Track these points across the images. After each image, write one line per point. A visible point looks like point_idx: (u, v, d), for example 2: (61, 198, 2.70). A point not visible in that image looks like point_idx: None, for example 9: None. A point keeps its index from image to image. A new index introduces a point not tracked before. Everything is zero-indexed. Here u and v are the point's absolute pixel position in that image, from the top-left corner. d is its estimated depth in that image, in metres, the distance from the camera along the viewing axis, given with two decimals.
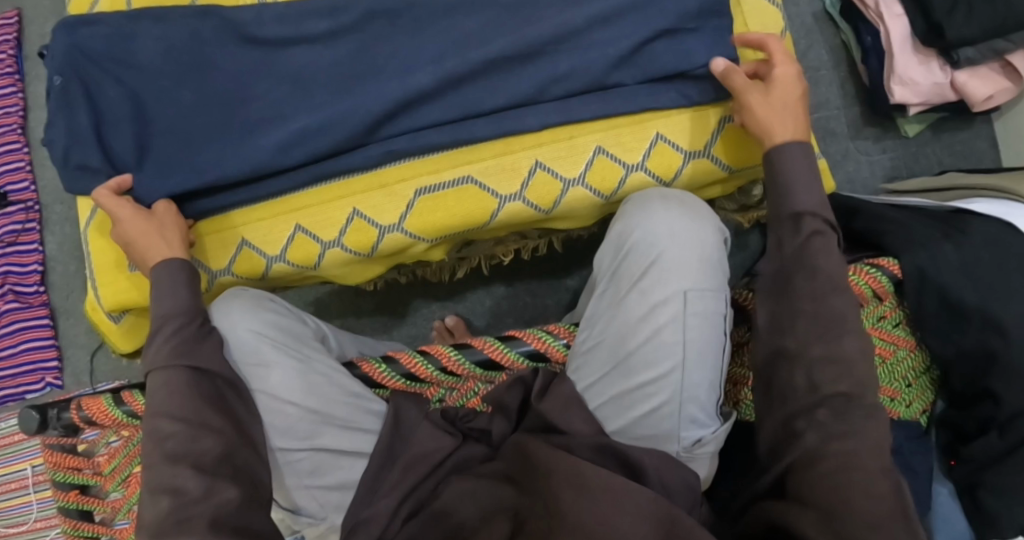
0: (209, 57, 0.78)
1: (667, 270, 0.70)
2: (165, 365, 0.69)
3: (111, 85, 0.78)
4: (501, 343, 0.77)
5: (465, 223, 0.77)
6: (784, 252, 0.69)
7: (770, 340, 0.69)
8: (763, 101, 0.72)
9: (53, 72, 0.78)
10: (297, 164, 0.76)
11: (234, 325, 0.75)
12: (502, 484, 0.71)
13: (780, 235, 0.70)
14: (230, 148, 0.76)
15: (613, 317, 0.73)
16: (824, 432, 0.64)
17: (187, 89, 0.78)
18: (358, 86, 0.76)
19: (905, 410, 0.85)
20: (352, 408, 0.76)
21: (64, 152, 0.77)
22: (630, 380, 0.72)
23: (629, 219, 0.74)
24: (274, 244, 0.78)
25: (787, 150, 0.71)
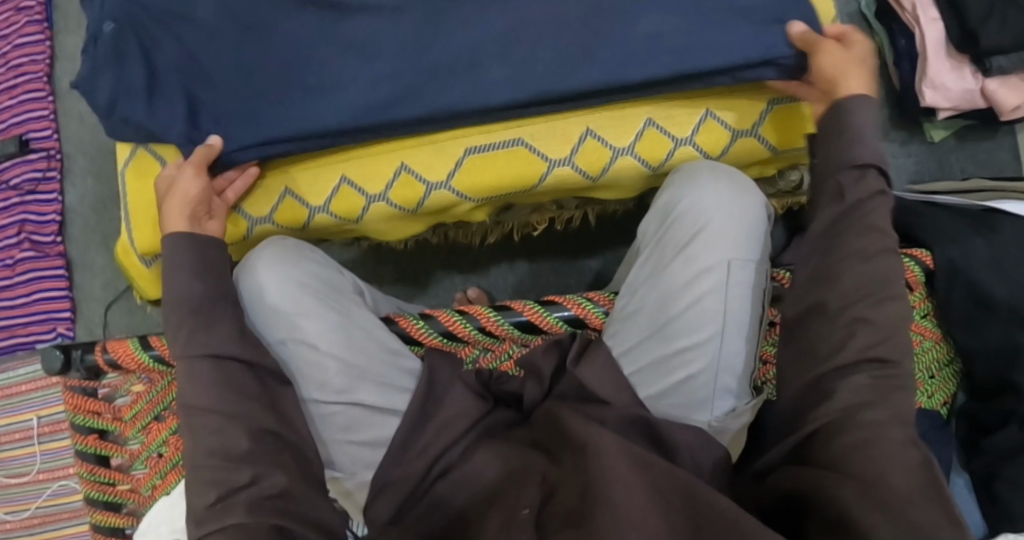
0: (269, 22, 0.76)
1: (712, 241, 0.71)
2: (190, 354, 0.68)
3: (166, 39, 0.76)
4: (541, 307, 0.78)
5: (513, 185, 0.78)
6: (842, 203, 0.69)
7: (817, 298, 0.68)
8: (839, 62, 0.72)
9: (103, 18, 0.75)
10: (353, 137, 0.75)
11: (274, 270, 0.74)
12: (534, 451, 0.71)
13: (839, 183, 0.70)
14: (289, 112, 0.75)
15: (655, 284, 0.73)
16: (870, 393, 0.62)
17: (243, 47, 0.76)
18: (418, 43, 0.74)
19: (927, 400, 0.86)
20: (387, 362, 0.76)
21: (110, 103, 0.75)
22: (669, 347, 0.72)
23: (675, 190, 0.75)
24: (318, 194, 0.79)
25: (859, 107, 0.71)
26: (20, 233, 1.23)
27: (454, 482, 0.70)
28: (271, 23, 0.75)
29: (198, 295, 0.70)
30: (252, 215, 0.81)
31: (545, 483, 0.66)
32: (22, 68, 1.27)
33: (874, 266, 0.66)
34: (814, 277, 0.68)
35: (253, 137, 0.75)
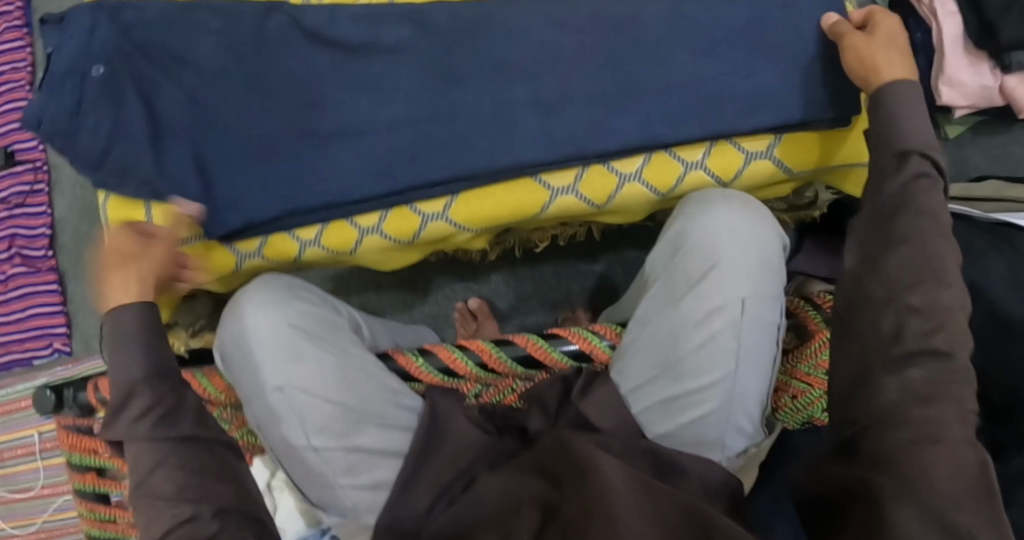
0: (278, 60, 0.77)
1: (726, 276, 0.68)
2: (145, 439, 0.63)
3: (167, 84, 0.77)
4: (544, 342, 0.76)
5: (514, 213, 0.76)
6: (885, 193, 0.65)
7: (855, 290, 0.65)
8: (868, 47, 0.70)
9: (92, 62, 0.76)
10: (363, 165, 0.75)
11: (269, 313, 0.72)
12: (535, 477, 0.66)
13: (881, 172, 0.66)
14: (304, 152, 0.76)
15: (665, 320, 0.71)
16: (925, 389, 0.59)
17: (253, 88, 0.76)
18: (432, 84, 0.76)
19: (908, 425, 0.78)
20: (389, 402, 0.74)
21: (103, 151, 0.76)
22: (680, 386, 0.70)
23: (687, 221, 0.72)
24: (309, 228, 0.78)
25: (897, 89, 0.68)
26: (11, 248, 1.21)
27: (454, 510, 0.68)
28: (268, 65, 0.77)
29: (153, 369, 0.65)
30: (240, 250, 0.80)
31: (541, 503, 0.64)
32: (2, 77, 1.22)
33: (920, 249, 0.62)
34: (848, 303, 0.65)
35: (258, 181, 0.76)
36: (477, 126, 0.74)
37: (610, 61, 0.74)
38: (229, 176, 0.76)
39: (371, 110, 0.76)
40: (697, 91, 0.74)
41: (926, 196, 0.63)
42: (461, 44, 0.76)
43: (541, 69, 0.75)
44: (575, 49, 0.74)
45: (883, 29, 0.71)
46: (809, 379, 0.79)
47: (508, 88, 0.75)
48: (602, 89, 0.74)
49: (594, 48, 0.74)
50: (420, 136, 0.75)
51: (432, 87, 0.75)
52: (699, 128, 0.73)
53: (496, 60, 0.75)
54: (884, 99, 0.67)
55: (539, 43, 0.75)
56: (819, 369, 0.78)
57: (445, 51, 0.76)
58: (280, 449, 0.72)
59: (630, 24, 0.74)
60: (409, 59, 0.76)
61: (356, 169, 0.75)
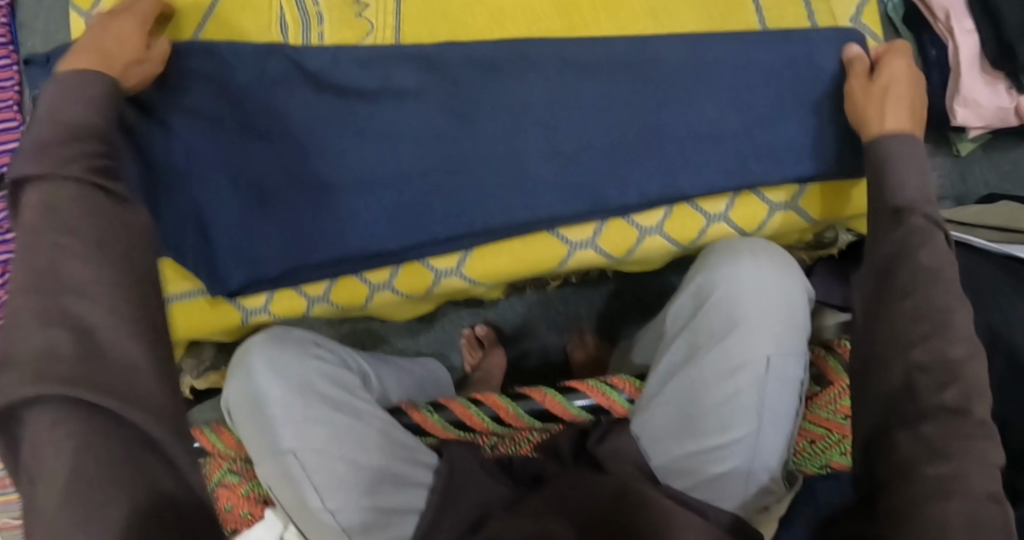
0: (279, 106, 0.72)
1: (749, 331, 0.67)
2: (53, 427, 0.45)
3: None
4: (560, 396, 0.76)
5: (532, 269, 0.75)
6: (884, 248, 0.66)
7: (865, 345, 0.64)
8: (864, 96, 0.71)
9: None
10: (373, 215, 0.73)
11: (281, 373, 0.70)
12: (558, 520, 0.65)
13: (880, 227, 0.67)
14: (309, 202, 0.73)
15: (685, 375, 0.69)
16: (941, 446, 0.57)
17: (252, 137, 0.72)
18: (440, 130, 0.73)
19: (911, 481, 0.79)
20: (402, 459, 0.72)
21: None
22: (701, 441, 0.69)
23: (709, 274, 0.71)
24: (317, 285, 0.76)
25: (889, 142, 0.68)
26: None
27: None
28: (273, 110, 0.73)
29: None
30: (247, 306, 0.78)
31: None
32: None
33: (926, 301, 0.62)
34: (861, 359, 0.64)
35: (265, 235, 0.73)
36: (491, 176, 0.73)
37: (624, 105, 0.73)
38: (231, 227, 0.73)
39: (375, 156, 0.73)
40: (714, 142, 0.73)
41: (928, 250, 0.63)
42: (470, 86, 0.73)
43: (554, 113, 0.73)
44: (589, 93, 0.73)
45: (891, 76, 0.71)
46: (829, 423, 0.78)
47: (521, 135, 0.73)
48: (616, 136, 0.73)
49: (606, 92, 0.73)
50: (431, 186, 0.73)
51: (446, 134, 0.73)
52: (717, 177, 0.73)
53: (509, 104, 0.73)
54: (882, 147, 0.68)
55: (548, 83, 0.73)
56: (838, 414, 0.78)
57: (453, 94, 0.73)
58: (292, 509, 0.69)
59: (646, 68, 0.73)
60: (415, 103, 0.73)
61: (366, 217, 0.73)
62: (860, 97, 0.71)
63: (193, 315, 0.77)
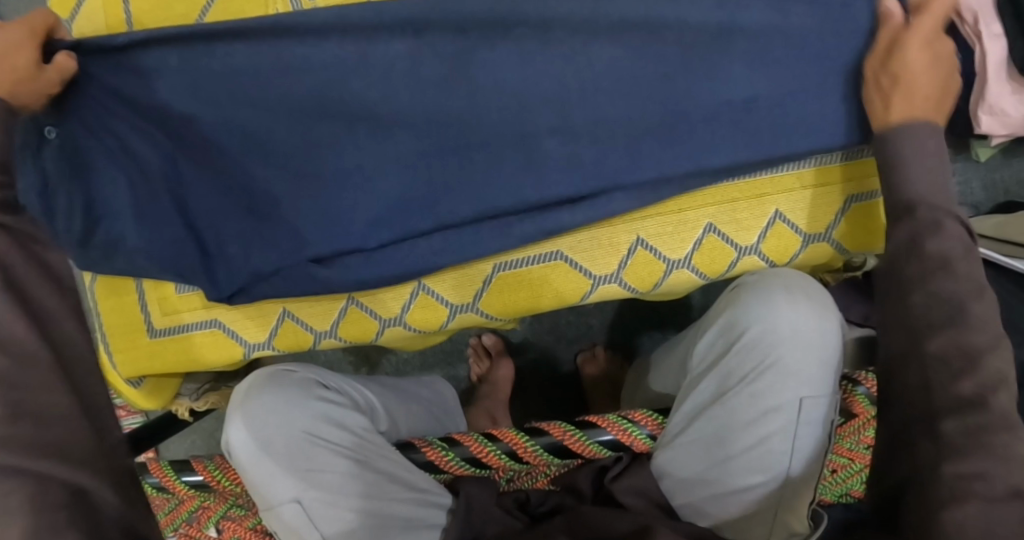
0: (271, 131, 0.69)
1: (776, 377, 0.65)
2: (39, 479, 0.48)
3: (143, 147, 0.70)
4: (580, 432, 0.72)
5: (552, 303, 0.71)
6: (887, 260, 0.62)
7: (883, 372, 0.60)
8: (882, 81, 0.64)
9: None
10: (377, 245, 0.69)
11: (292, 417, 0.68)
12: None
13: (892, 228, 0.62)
14: (309, 224, 0.69)
15: (708, 420, 0.67)
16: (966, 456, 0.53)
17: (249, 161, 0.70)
18: (445, 157, 0.68)
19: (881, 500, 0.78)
20: (413, 502, 0.70)
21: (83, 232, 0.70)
22: (726, 485, 0.67)
23: (734, 315, 0.68)
24: (323, 318, 0.73)
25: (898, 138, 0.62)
26: None
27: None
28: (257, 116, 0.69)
29: None
30: (249, 342, 0.75)
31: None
32: None
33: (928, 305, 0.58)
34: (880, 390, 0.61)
35: (264, 264, 0.70)
36: (502, 211, 0.68)
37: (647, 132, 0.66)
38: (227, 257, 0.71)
39: (380, 186, 0.69)
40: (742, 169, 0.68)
41: (933, 245, 0.59)
42: (478, 112, 0.67)
43: (569, 142, 0.67)
44: (607, 117, 0.67)
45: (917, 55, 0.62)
46: (849, 453, 0.77)
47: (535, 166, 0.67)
48: (637, 166, 0.66)
49: (626, 116, 0.67)
50: (439, 221, 0.68)
51: (455, 165, 0.68)
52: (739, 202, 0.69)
53: (517, 129, 0.68)
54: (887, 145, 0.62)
55: (559, 108, 0.67)
56: (861, 444, 0.76)
57: (456, 121, 0.68)
58: None
59: (670, 91, 0.66)
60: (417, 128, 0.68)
61: (373, 256, 0.70)
62: (874, 79, 0.64)
63: (184, 361, 0.75)
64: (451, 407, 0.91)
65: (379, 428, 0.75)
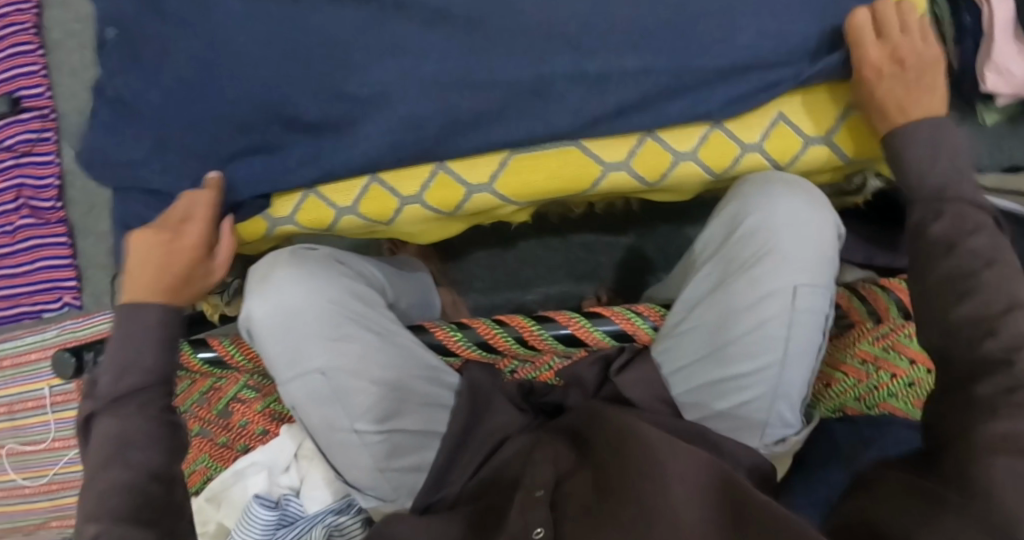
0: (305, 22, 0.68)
1: (784, 263, 0.67)
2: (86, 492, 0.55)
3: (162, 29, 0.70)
4: (586, 320, 0.75)
5: (563, 190, 0.72)
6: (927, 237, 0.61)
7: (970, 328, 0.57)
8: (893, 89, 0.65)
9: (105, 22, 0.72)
10: (415, 135, 0.68)
11: (300, 293, 0.68)
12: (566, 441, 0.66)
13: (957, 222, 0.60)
14: (378, 112, 0.68)
15: (710, 304, 0.70)
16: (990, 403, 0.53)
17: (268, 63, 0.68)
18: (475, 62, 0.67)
19: (862, 406, 0.78)
20: (427, 381, 0.72)
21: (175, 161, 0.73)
22: (725, 370, 0.69)
23: (746, 202, 0.70)
24: (345, 194, 0.73)
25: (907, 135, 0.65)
26: (18, 198, 1.18)
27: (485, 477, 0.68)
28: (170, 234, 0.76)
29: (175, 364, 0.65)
30: (272, 216, 0.75)
31: (587, 479, 0.60)
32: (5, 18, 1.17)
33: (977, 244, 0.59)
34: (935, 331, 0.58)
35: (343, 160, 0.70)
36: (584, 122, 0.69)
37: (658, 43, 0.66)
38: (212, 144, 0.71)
39: (380, 79, 0.68)
40: (690, 79, 0.67)
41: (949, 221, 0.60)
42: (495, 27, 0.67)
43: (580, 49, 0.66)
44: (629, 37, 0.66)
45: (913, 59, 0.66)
46: (844, 367, 0.79)
47: (575, 99, 0.67)
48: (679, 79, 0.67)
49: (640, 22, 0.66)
50: (474, 125, 0.69)
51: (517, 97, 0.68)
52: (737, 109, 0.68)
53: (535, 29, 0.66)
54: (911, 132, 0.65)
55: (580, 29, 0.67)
56: (856, 358, 0.77)
57: (475, 23, 0.67)
58: (320, 429, 0.70)
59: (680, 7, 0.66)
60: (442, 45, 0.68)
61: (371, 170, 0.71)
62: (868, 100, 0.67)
63: None
64: (430, 303, 0.93)
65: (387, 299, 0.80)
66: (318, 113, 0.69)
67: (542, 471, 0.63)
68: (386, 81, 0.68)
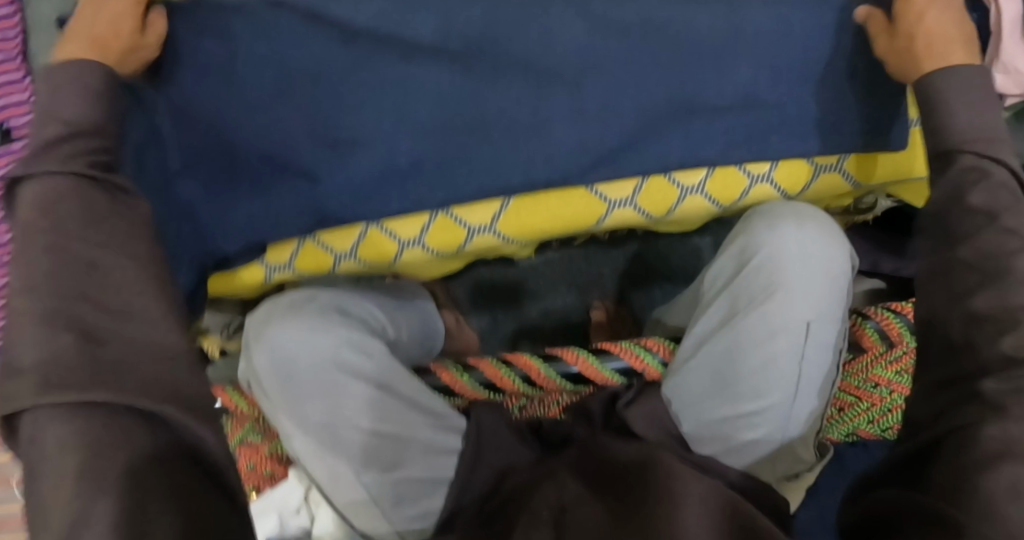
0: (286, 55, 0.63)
1: (789, 299, 0.65)
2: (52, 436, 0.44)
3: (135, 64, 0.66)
4: (593, 357, 0.74)
5: (569, 227, 0.72)
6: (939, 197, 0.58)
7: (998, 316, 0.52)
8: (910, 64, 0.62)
9: None
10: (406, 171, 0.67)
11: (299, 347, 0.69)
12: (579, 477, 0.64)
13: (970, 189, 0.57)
14: (368, 147, 0.66)
15: (720, 341, 0.68)
16: None
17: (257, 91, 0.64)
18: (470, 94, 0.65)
19: (876, 429, 0.78)
20: (431, 425, 0.72)
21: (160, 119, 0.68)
22: (738, 408, 0.67)
23: (754, 236, 0.69)
24: (342, 241, 0.72)
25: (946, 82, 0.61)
26: None
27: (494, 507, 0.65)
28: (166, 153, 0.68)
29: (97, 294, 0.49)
30: (269, 263, 0.74)
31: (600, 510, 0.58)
32: None
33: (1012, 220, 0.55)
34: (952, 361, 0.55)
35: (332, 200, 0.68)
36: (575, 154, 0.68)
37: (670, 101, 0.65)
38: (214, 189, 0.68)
39: (378, 115, 0.65)
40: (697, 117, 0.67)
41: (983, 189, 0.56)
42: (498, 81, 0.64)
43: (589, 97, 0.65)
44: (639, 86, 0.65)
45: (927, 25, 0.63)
46: (856, 391, 0.77)
47: (561, 134, 0.66)
48: (675, 114, 0.67)
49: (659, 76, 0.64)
50: (466, 164, 0.67)
51: (506, 132, 0.67)
52: (744, 144, 0.69)
53: (540, 70, 0.65)
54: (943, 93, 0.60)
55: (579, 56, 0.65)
56: (868, 382, 0.76)
57: (475, 54, 0.64)
58: (323, 480, 0.69)
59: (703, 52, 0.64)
60: (436, 73, 0.64)
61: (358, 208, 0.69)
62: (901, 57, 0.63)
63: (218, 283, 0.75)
64: (432, 329, 0.91)
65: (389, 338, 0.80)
66: (309, 154, 0.66)
67: (549, 497, 0.60)
68: (375, 118, 0.65)
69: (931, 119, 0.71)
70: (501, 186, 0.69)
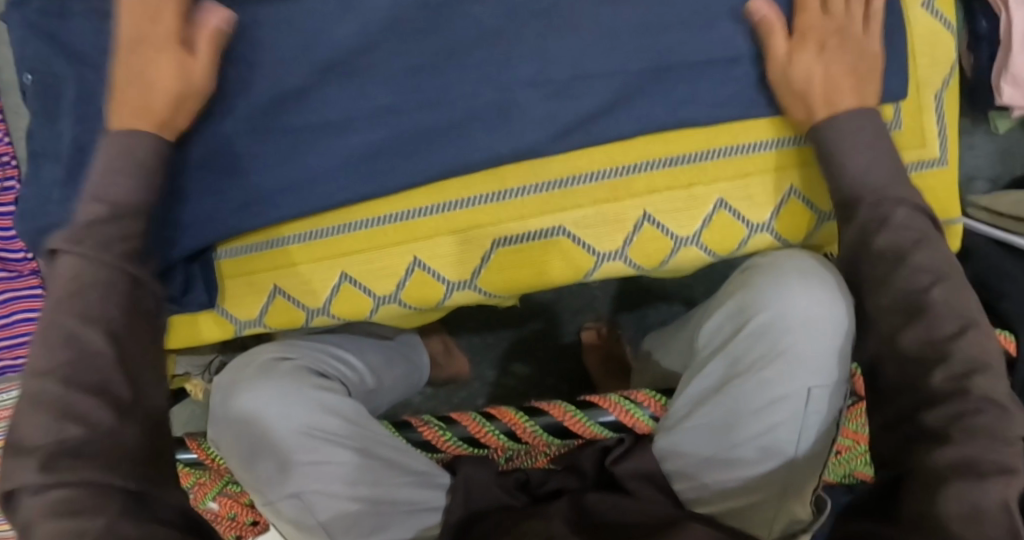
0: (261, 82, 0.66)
1: (791, 364, 0.62)
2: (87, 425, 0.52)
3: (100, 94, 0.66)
4: (581, 414, 0.71)
5: (558, 278, 0.70)
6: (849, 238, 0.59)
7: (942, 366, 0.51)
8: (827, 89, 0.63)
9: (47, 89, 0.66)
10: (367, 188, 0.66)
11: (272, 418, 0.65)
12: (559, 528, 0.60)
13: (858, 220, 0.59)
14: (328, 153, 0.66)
15: (717, 405, 0.65)
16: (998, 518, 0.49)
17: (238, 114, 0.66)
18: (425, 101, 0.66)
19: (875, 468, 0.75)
20: (414, 485, 0.68)
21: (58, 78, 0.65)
22: (734, 473, 0.65)
23: (757, 294, 0.65)
24: (315, 295, 0.70)
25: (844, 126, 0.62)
26: None
27: None
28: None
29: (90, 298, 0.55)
30: (241, 318, 0.72)
31: None
32: None
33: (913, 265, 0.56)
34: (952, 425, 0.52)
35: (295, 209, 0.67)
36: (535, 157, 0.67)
37: (634, 96, 0.66)
38: (173, 209, 0.67)
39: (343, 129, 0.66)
40: (677, 155, 0.67)
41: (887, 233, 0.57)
42: (456, 74, 0.66)
43: (551, 103, 0.66)
44: (598, 80, 0.66)
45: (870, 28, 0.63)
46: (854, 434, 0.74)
47: (521, 132, 0.66)
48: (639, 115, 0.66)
49: (617, 74, 0.66)
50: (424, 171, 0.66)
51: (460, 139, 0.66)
52: (723, 176, 0.67)
53: (497, 92, 0.66)
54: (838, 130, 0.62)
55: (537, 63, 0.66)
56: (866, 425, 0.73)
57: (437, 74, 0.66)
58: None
59: (657, 54, 0.66)
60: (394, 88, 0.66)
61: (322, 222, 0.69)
62: (779, 84, 0.64)
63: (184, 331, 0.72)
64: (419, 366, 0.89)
65: (369, 388, 0.77)
66: (269, 174, 0.67)
67: None
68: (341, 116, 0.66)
69: (944, 161, 0.71)
70: (470, 206, 0.68)
